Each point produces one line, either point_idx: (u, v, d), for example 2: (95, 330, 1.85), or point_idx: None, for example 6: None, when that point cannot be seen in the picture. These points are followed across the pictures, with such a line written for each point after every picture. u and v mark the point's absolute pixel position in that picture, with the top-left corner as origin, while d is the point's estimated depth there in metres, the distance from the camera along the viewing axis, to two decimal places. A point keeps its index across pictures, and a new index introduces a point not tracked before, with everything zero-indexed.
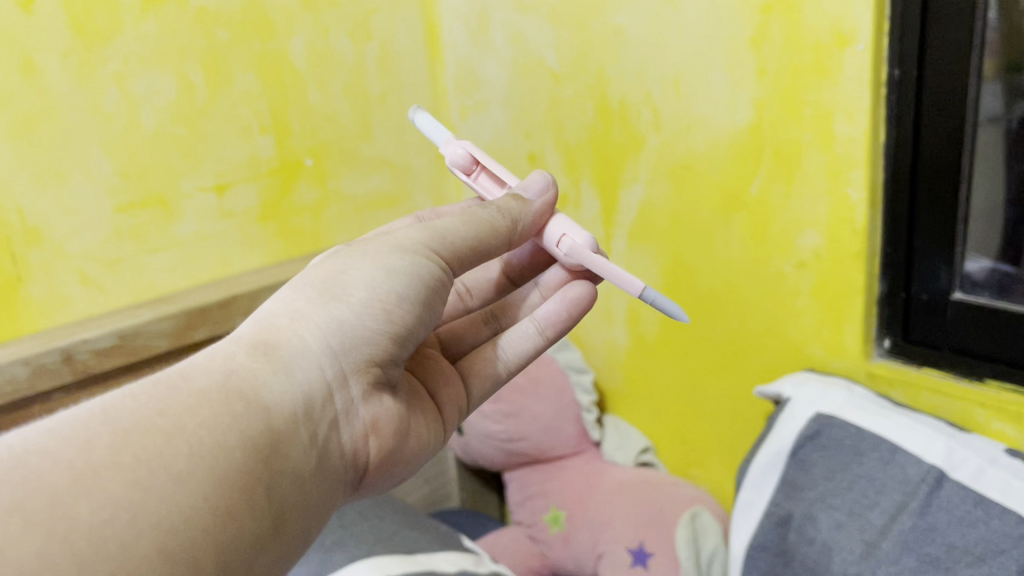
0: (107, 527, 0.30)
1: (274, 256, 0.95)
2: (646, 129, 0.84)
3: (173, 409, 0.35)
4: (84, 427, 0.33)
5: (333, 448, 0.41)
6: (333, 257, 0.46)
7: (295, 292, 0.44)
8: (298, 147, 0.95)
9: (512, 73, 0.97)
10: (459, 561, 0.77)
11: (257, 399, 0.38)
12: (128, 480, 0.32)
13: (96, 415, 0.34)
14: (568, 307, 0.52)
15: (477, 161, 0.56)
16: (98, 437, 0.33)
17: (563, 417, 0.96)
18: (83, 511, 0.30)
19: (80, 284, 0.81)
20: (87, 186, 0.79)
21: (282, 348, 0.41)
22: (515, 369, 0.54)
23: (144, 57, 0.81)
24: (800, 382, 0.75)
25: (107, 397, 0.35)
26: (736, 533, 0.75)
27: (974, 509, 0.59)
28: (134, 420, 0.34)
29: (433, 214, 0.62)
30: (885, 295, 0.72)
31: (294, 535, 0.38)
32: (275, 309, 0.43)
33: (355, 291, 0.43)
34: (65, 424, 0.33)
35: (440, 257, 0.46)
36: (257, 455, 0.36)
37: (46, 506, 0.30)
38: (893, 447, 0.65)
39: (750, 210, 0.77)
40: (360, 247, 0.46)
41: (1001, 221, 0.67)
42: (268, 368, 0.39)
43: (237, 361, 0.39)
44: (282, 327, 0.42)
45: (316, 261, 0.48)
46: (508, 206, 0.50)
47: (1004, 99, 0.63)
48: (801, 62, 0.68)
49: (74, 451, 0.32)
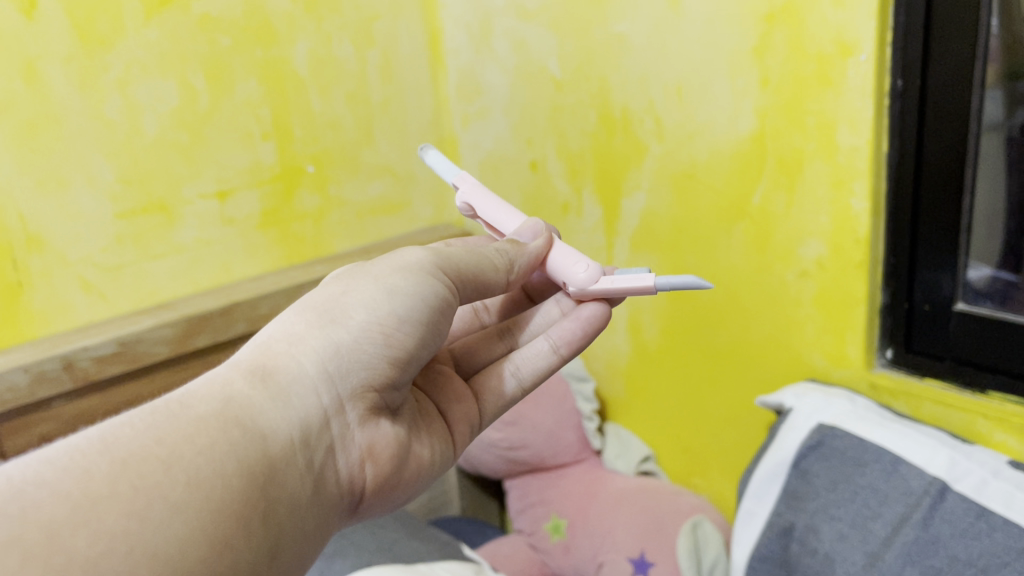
0: (104, 560, 0.30)
1: (275, 263, 0.95)
2: (648, 138, 0.84)
3: (170, 437, 0.35)
4: (81, 457, 0.33)
5: (328, 475, 0.41)
6: (335, 279, 0.46)
7: (296, 316, 0.44)
8: (299, 154, 0.95)
9: (514, 80, 0.97)
10: (460, 570, 0.75)
11: (253, 426, 0.38)
12: (127, 510, 0.31)
13: (93, 445, 0.33)
14: (582, 326, 0.52)
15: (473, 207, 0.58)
16: (95, 467, 0.32)
17: (564, 425, 0.97)
18: (82, 542, 0.30)
19: (82, 290, 0.81)
20: (88, 192, 0.79)
21: (279, 373, 0.41)
22: (529, 387, 0.53)
23: (146, 63, 0.81)
24: (801, 394, 0.75)
25: (105, 425, 0.35)
26: (738, 543, 0.75)
27: (977, 521, 0.58)
28: (131, 449, 0.34)
29: (462, 240, 0.63)
30: (886, 304, 0.72)
31: (291, 564, 0.38)
32: (274, 333, 0.43)
33: (355, 314, 0.43)
34: (63, 454, 0.33)
35: (445, 279, 0.46)
36: (254, 483, 0.36)
37: (43, 538, 0.29)
38: (895, 458, 0.65)
39: (752, 219, 0.77)
40: (362, 268, 0.46)
41: (1003, 230, 0.65)
42: (265, 394, 0.39)
43: (235, 387, 0.39)
44: (279, 352, 0.42)
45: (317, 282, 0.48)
46: (504, 249, 0.51)
47: (1006, 107, 0.62)
48: (803, 71, 0.68)
49: (72, 481, 0.31)
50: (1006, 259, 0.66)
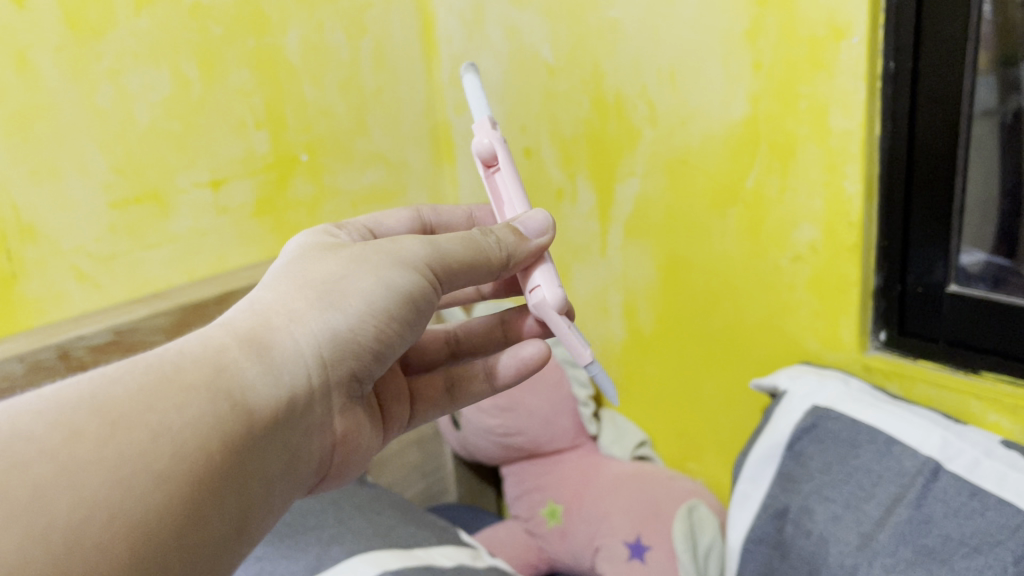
0: (84, 527, 0.30)
1: (270, 252, 0.95)
2: (642, 123, 0.84)
3: (161, 404, 0.35)
4: (72, 413, 0.33)
5: (299, 454, 0.41)
6: (337, 254, 0.45)
7: (295, 291, 0.43)
8: (293, 142, 0.94)
9: (506, 67, 0.97)
10: (457, 555, 0.77)
11: (243, 402, 0.37)
12: (110, 477, 0.32)
13: (85, 401, 0.33)
14: (519, 364, 0.54)
15: (501, 159, 0.50)
16: (85, 427, 0.32)
17: (559, 412, 0.95)
18: (65, 507, 0.30)
19: (76, 280, 0.81)
20: (81, 181, 0.79)
21: (273, 348, 0.40)
22: (460, 403, 0.57)
23: (138, 52, 0.80)
24: (795, 376, 0.76)
25: (98, 380, 0.35)
26: (734, 526, 0.75)
27: (969, 500, 0.59)
28: (122, 410, 0.34)
29: (435, 215, 0.60)
30: (880, 287, 0.72)
31: (254, 537, 0.38)
32: (273, 305, 0.42)
33: (357, 303, 0.43)
34: (54, 407, 0.33)
35: (440, 276, 0.46)
36: (233, 461, 0.36)
37: (29, 499, 0.29)
38: (889, 439, 0.66)
39: (745, 203, 0.77)
40: (366, 246, 0.45)
41: (997, 214, 0.66)
42: (259, 369, 0.39)
43: (229, 356, 0.39)
44: (276, 325, 0.41)
45: (307, 251, 0.46)
46: (505, 240, 0.47)
47: (999, 93, 0.62)
48: (796, 55, 0.68)
49: (62, 437, 0.32)
50: (999, 243, 0.67)
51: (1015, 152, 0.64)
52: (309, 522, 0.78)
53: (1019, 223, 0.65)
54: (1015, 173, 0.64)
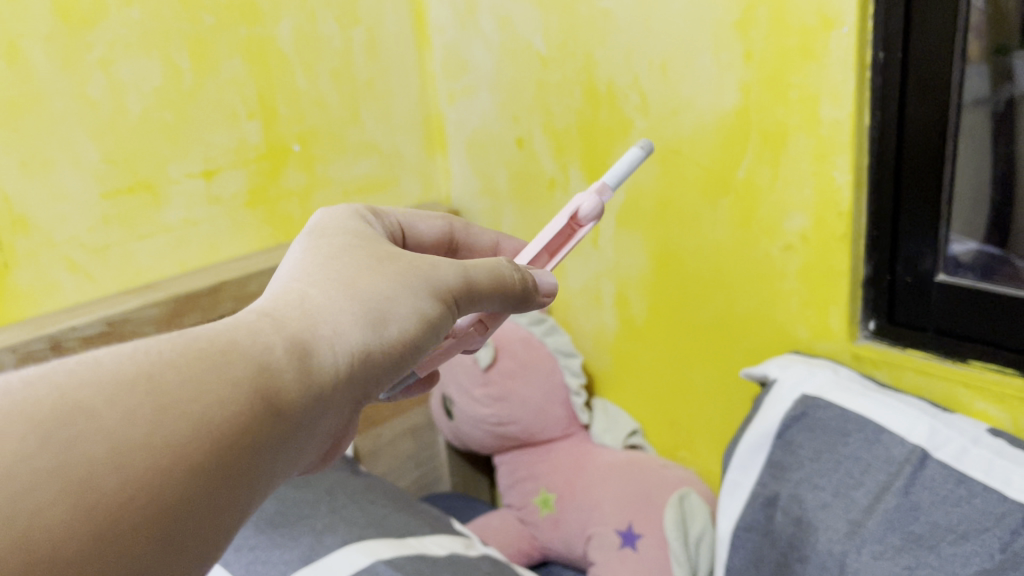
0: (126, 507, 0.29)
1: (263, 242, 0.95)
2: (634, 113, 0.84)
3: (204, 399, 0.33)
4: (126, 390, 0.31)
5: (299, 470, 0.39)
6: (378, 262, 0.43)
7: (345, 297, 0.40)
8: (285, 132, 0.94)
9: (499, 57, 0.97)
10: (451, 544, 0.78)
11: (278, 417, 0.35)
12: (154, 465, 0.30)
13: (141, 381, 0.32)
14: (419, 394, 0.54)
15: (590, 229, 0.56)
16: (138, 409, 0.31)
17: (552, 400, 0.93)
18: (112, 484, 0.29)
19: (69, 270, 0.81)
20: (73, 171, 0.79)
21: (316, 360, 0.38)
22: None
23: (129, 42, 0.80)
24: (785, 365, 0.76)
25: (149, 357, 0.33)
26: (724, 513, 0.75)
27: (957, 488, 0.60)
28: (172, 396, 0.32)
29: (464, 231, 0.59)
30: (870, 277, 0.73)
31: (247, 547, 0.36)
32: (322, 309, 0.39)
33: (400, 331, 0.40)
34: (110, 378, 0.32)
35: (464, 309, 0.45)
36: (252, 478, 0.34)
37: (84, 472, 0.29)
38: (877, 427, 0.67)
39: (736, 193, 0.78)
40: (407, 262, 0.43)
41: (988, 202, 0.66)
42: (299, 383, 0.36)
43: (275, 364, 0.36)
44: (319, 333, 0.38)
45: (343, 249, 0.44)
46: (524, 280, 0.48)
47: (991, 82, 0.62)
48: (787, 45, 0.69)
49: (118, 417, 0.31)
50: (990, 233, 0.67)
51: (1007, 141, 0.64)
52: (303, 511, 0.78)
53: (1010, 213, 0.65)
54: (1007, 163, 0.64)
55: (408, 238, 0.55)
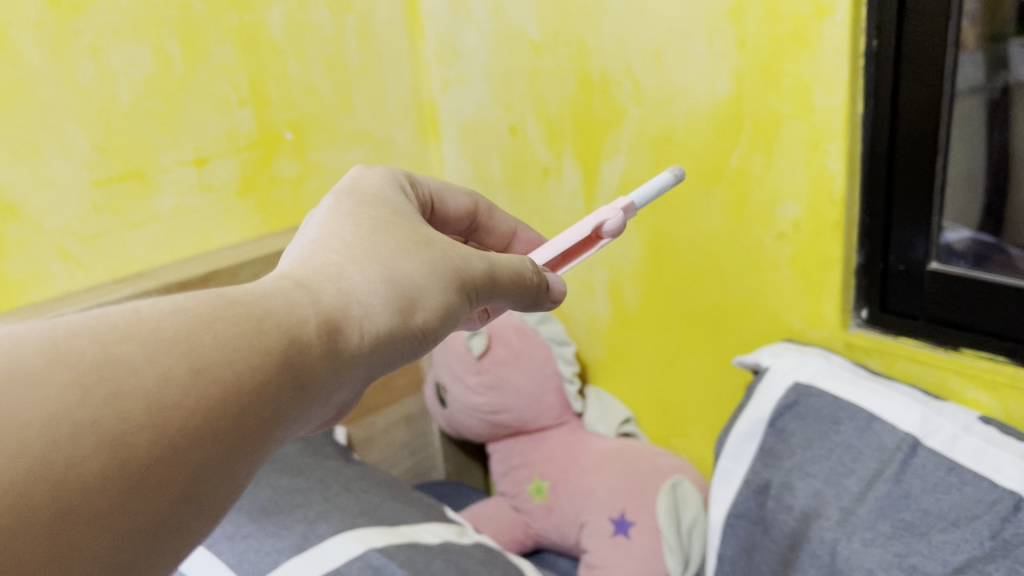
0: (155, 467, 0.29)
1: (255, 230, 0.95)
2: (627, 101, 0.84)
3: (238, 365, 0.32)
4: (162, 346, 0.30)
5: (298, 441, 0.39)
6: (411, 241, 0.43)
7: (380, 277, 0.40)
8: (277, 120, 0.94)
9: (491, 44, 0.96)
10: (444, 532, 0.79)
11: (302, 394, 0.35)
12: (185, 427, 0.30)
13: (180, 338, 0.31)
14: None
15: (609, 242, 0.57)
16: (177, 369, 0.30)
17: (544, 388, 0.92)
18: (144, 442, 0.28)
19: (60, 259, 0.81)
20: (63, 160, 0.79)
21: (345, 336, 0.37)
22: None
23: (119, 29, 0.79)
24: (778, 353, 0.76)
25: (192, 315, 0.32)
26: (717, 500, 0.76)
27: (948, 475, 0.61)
28: (207, 359, 0.31)
29: (489, 211, 0.59)
30: (863, 265, 0.73)
31: None
32: (359, 287, 0.39)
33: (425, 319, 0.40)
34: (152, 334, 0.31)
35: (480, 303, 0.45)
36: (265, 452, 0.34)
37: (118, 427, 0.28)
38: (869, 415, 0.67)
39: (729, 181, 0.77)
40: (439, 247, 0.43)
41: (981, 190, 0.66)
42: (328, 359, 0.36)
43: (309, 337, 0.35)
44: (350, 307, 0.38)
45: (377, 224, 0.43)
46: (539, 286, 0.49)
47: (986, 69, 0.62)
48: (780, 33, 0.68)
49: (159, 377, 0.30)
50: (984, 220, 0.67)
51: (1001, 129, 0.64)
52: (295, 500, 0.78)
53: (1003, 201, 0.65)
54: (1001, 150, 0.64)
55: (437, 209, 0.56)
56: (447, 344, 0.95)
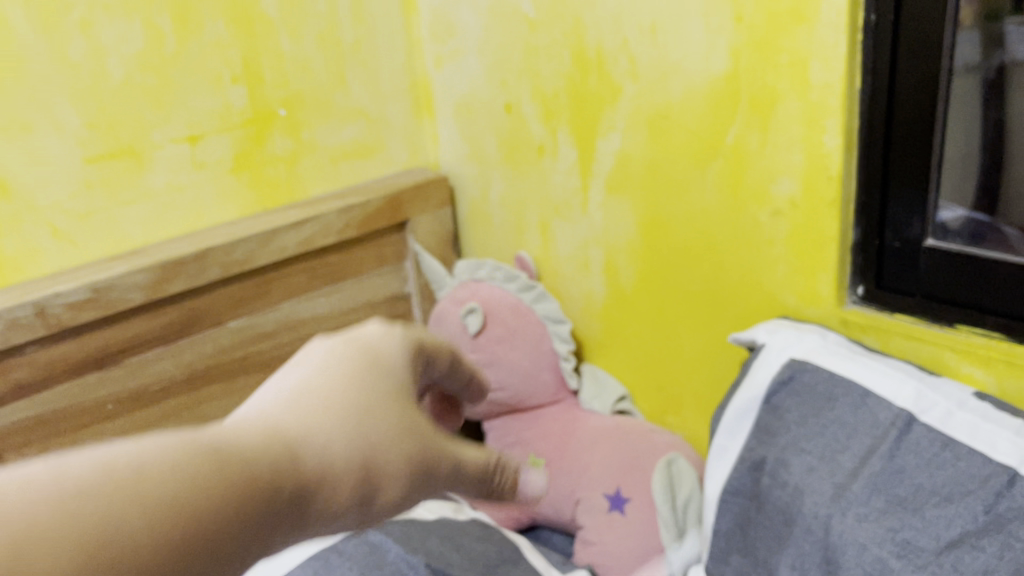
0: None
1: (249, 208, 0.94)
2: (623, 77, 0.83)
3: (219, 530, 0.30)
4: (153, 491, 0.29)
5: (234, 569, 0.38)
6: (397, 401, 0.41)
7: (360, 446, 0.38)
8: (270, 97, 0.93)
9: (486, 21, 0.95)
10: (440, 508, 0.81)
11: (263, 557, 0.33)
12: None
13: (173, 490, 0.29)
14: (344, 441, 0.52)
15: None
16: (171, 534, 0.28)
17: (540, 366, 0.91)
18: None
19: (52, 237, 0.80)
20: (54, 136, 0.78)
21: (315, 512, 0.36)
22: None
23: (110, 5, 0.79)
24: (774, 330, 0.76)
25: (183, 464, 0.30)
26: (712, 476, 0.76)
27: (942, 451, 0.61)
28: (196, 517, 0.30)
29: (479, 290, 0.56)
30: (859, 242, 0.73)
31: None
32: (338, 456, 0.37)
33: (394, 495, 0.39)
34: (147, 485, 0.29)
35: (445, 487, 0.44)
36: None
37: None
38: (864, 391, 0.67)
39: (725, 158, 0.77)
40: (417, 418, 0.42)
41: (977, 168, 0.66)
42: (295, 523, 0.35)
43: (285, 499, 0.34)
44: (326, 471, 0.36)
45: (369, 368, 0.41)
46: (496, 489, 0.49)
47: (982, 49, 0.62)
48: (778, 8, 0.68)
49: (147, 526, 0.28)
50: (979, 200, 0.67)
51: (997, 108, 0.63)
52: None
53: (999, 180, 0.65)
54: (996, 130, 0.64)
55: None
56: (440, 322, 0.93)
